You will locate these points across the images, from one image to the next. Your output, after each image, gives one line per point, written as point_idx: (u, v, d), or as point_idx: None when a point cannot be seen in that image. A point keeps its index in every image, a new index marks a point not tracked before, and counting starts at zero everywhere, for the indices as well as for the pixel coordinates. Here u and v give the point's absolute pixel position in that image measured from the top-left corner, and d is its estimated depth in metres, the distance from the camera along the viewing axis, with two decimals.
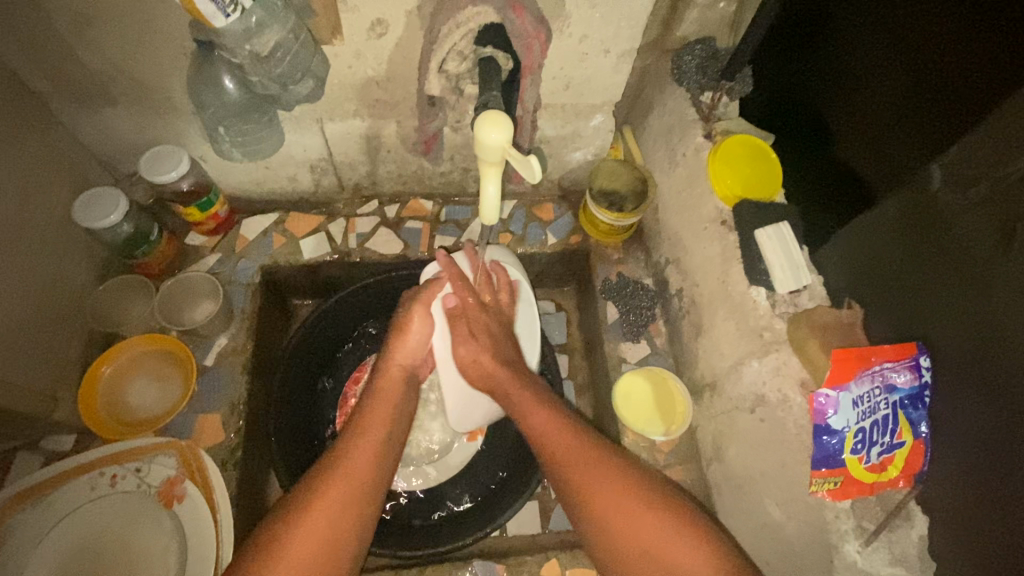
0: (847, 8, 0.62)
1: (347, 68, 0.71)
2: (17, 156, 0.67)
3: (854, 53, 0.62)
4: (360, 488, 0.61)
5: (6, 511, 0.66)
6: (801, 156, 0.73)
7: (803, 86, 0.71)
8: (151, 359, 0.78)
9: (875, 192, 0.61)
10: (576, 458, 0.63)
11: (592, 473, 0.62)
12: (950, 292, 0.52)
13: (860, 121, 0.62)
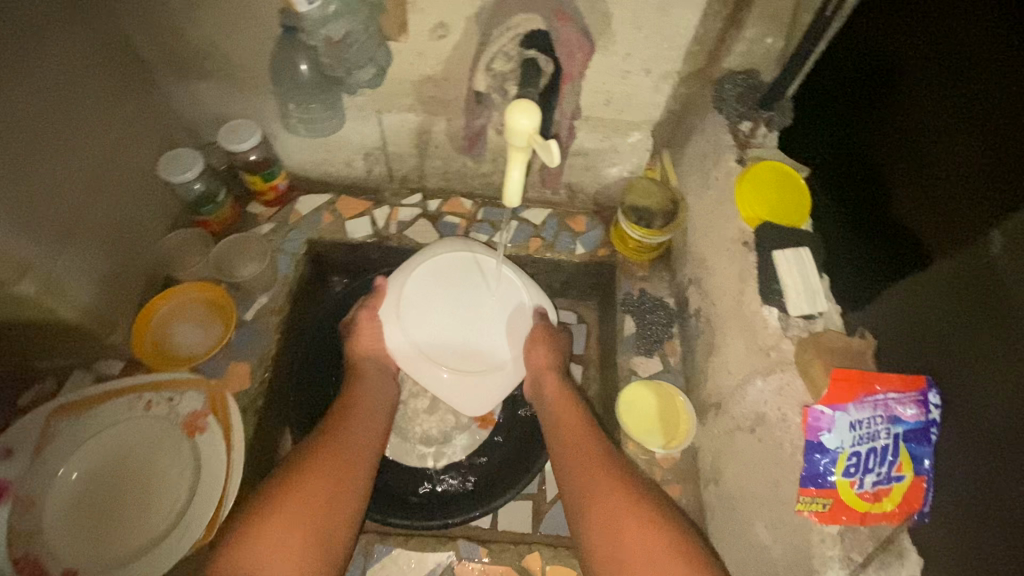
0: (909, 61, 0.59)
1: (408, 64, 0.79)
2: (121, 112, 0.78)
3: (914, 107, 0.58)
4: (321, 513, 0.62)
5: (54, 418, 0.74)
6: (841, 198, 0.71)
7: (858, 137, 0.67)
8: (200, 306, 0.87)
9: (929, 252, 0.55)
10: (602, 477, 0.68)
11: (615, 492, 0.65)
12: (1010, 368, 0.45)
13: (911, 176, 0.58)
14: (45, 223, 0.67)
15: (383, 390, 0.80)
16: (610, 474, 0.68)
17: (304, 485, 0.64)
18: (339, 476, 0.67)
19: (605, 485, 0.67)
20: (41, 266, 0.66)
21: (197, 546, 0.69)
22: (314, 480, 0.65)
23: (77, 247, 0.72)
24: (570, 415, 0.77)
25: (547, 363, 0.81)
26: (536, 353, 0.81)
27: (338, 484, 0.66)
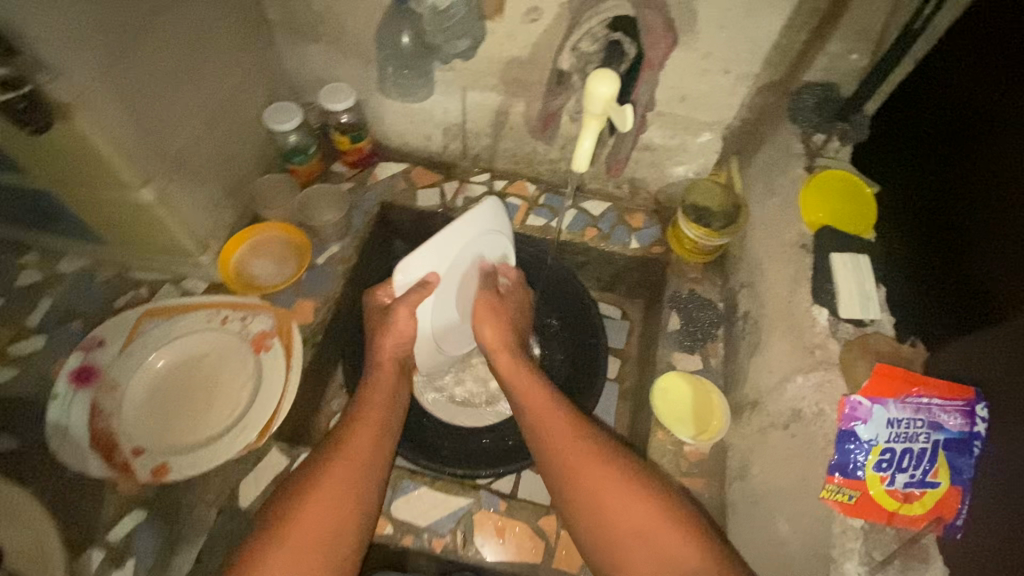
0: (1004, 108, 0.56)
1: (499, 45, 0.85)
2: (243, 61, 0.88)
3: (1003, 156, 0.56)
4: (326, 539, 0.59)
5: (144, 319, 0.84)
6: (920, 249, 0.67)
7: (939, 177, 0.66)
8: (283, 244, 0.95)
9: (995, 293, 0.54)
10: (599, 482, 0.64)
11: (619, 500, 0.62)
12: None
13: (1003, 233, 0.55)
14: (169, 143, 0.76)
15: (388, 383, 0.75)
16: (613, 479, 0.64)
17: (308, 510, 0.60)
18: (346, 493, 0.63)
19: (607, 498, 0.63)
20: (159, 178, 0.75)
21: (247, 448, 0.76)
22: (317, 500, 0.61)
23: (189, 169, 0.82)
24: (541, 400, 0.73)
25: (497, 342, 0.81)
26: (485, 328, 0.82)
27: (345, 505, 0.62)
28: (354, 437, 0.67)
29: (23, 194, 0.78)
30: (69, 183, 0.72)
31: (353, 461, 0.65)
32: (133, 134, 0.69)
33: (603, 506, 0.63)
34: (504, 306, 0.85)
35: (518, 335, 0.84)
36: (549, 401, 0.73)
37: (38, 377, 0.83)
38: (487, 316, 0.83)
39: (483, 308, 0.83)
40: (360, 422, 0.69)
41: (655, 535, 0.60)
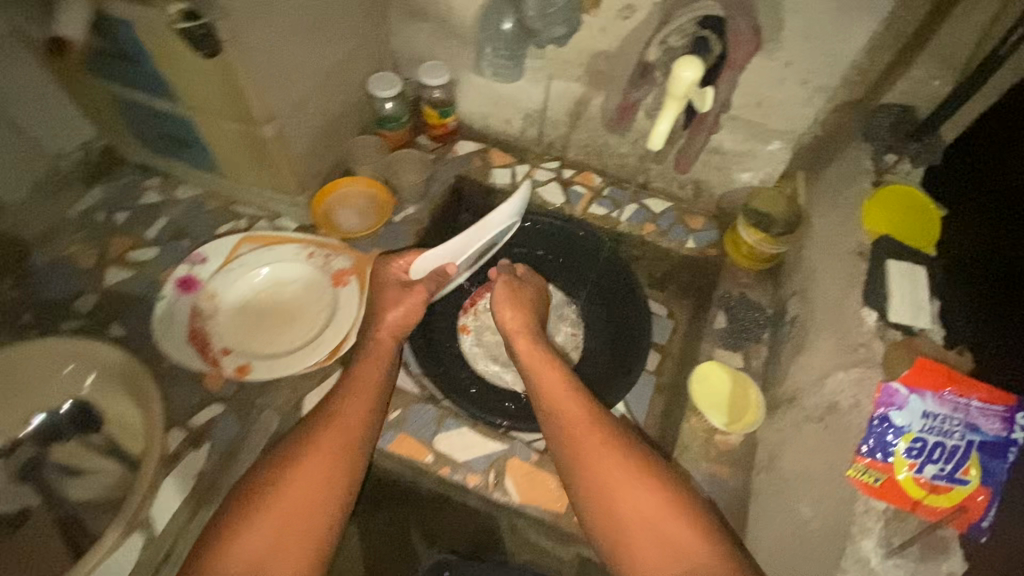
0: None
1: (590, 38, 0.92)
2: (360, 30, 0.99)
3: None
4: (307, 514, 0.67)
5: (241, 245, 0.95)
6: (972, 293, 0.68)
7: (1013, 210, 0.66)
8: (368, 199, 1.05)
9: None
10: (607, 461, 0.72)
11: (624, 483, 0.70)
12: None
13: None
14: (292, 90, 0.87)
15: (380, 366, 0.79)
16: (619, 474, 0.71)
17: (286, 497, 0.67)
18: (329, 479, 0.70)
19: (610, 478, 0.71)
20: (279, 117, 0.86)
21: (316, 365, 0.86)
22: (302, 481, 0.69)
23: (303, 117, 0.92)
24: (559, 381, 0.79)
25: (516, 326, 0.86)
26: (506, 311, 0.88)
27: (329, 486, 0.70)
28: (342, 423, 0.73)
29: (167, 122, 0.91)
30: (210, 111, 0.84)
31: (338, 444, 0.72)
32: (266, 76, 0.80)
33: (609, 485, 0.71)
34: (519, 292, 0.90)
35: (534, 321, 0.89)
36: (564, 386, 0.79)
37: (152, 281, 0.96)
38: (506, 304, 0.88)
39: (502, 294, 0.89)
40: (350, 406, 0.75)
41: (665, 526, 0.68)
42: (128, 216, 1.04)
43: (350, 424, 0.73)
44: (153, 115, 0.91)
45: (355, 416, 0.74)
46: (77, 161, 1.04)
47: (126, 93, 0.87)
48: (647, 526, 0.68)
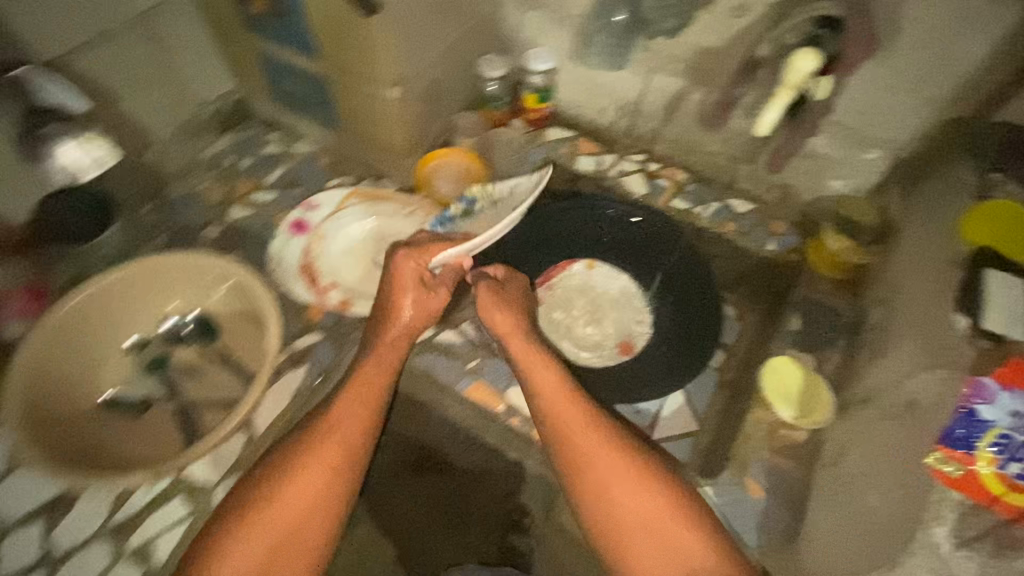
0: None
1: (699, 34, 0.96)
2: (480, 11, 1.07)
3: None
4: (307, 517, 0.70)
5: (347, 198, 1.04)
6: None
7: None
8: (463, 167, 1.11)
9: None
10: (604, 477, 0.74)
11: (625, 496, 0.72)
12: None
13: None
14: (417, 58, 0.96)
15: (381, 369, 0.81)
16: (620, 484, 0.73)
17: (285, 497, 0.70)
18: (327, 484, 0.72)
19: (613, 496, 0.73)
20: (406, 82, 0.96)
21: None
22: (297, 483, 0.71)
23: (422, 85, 1.01)
24: (550, 383, 0.81)
25: (507, 328, 0.86)
26: (495, 315, 0.88)
27: (331, 481, 0.72)
28: (338, 427, 0.75)
29: (302, 79, 1.02)
30: (345, 70, 0.94)
31: (334, 452, 0.74)
32: (403, 43, 0.90)
33: (611, 502, 0.73)
34: (507, 293, 0.91)
35: (527, 319, 0.89)
36: (558, 392, 0.80)
37: (268, 220, 1.07)
38: (495, 308, 0.88)
39: (485, 299, 0.89)
40: (346, 409, 0.77)
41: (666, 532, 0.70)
42: (251, 162, 1.15)
43: (342, 425, 0.76)
44: (291, 71, 1.02)
45: (352, 416, 0.77)
46: (214, 109, 1.17)
47: (273, 49, 0.99)
48: (649, 531, 0.71)
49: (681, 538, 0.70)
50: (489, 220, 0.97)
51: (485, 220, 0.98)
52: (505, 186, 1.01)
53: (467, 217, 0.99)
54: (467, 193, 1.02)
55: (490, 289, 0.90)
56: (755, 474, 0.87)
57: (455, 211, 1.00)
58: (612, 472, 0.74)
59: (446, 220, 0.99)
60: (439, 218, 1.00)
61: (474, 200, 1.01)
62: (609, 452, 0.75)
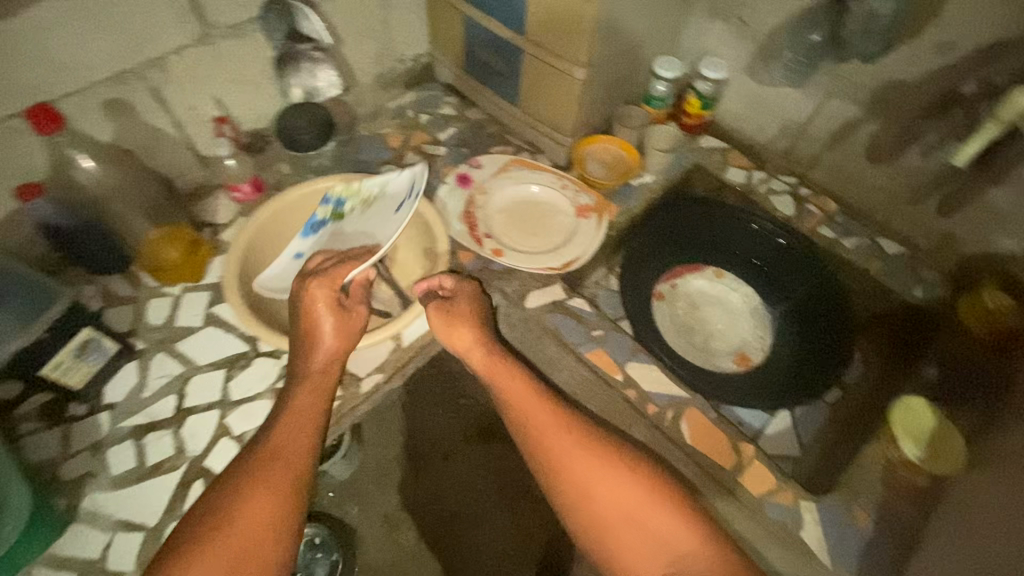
0: None
1: (892, 65, 0.96)
2: (672, 15, 1.14)
3: None
4: (281, 502, 0.68)
5: (508, 165, 1.15)
6: None
7: None
8: (616, 155, 1.17)
9: None
10: (583, 476, 0.74)
11: (603, 490, 0.72)
12: None
13: None
14: (611, 46, 1.03)
15: (322, 395, 0.80)
16: (601, 479, 0.73)
17: (260, 483, 0.68)
18: (284, 501, 0.68)
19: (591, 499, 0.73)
20: (594, 66, 1.03)
21: (551, 271, 1.03)
22: (266, 474, 0.69)
23: (607, 73, 1.09)
24: (519, 392, 0.83)
25: (467, 343, 0.89)
26: (455, 332, 0.90)
27: (299, 464, 0.71)
28: (282, 449, 0.72)
29: (497, 49, 1.13)
30: (543, 47, 1.04)
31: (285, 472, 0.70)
32: (604, 29, 0.97)
33: (588, 504, 0.73)
34: (454, 307, 0.91)
35: (482, 329, 0.90)
36: (530, 403, 0.81)
37: (436, 169, 1.19)
38: (447, 327, 0.90)
39: (438, 320, 0.90)
40: (297, 417, 0.76)
41: (646, 518, 0.71)
42: (428, 118, 1.28)
43: (294, 439, 0.74)
44: (490, 41, 1.14)
45: (299, 431, 0.75)
46: (408, 66, 1.31)
47: (480, 19, 1.10)
48: (631, 523, 0.71)
49: (659, 521, 0.70)
50: (360, 229, 0.96)
51: (355, 226, 0.97)
52: (373, 184, 0.98)
53: (338, 220, 0.98)
54: (332, 192, 0.99)
55: (439, 312, 0.91)
56: (867, 505, 0.86)
57: (324, 214, 0.98)
58: (586, 467, 0.74)
59: (316, 223, 0.98)
60: (309, 224, 0.98)
61: (343, 199, 0.99)
62: (583, 451, 0.75)
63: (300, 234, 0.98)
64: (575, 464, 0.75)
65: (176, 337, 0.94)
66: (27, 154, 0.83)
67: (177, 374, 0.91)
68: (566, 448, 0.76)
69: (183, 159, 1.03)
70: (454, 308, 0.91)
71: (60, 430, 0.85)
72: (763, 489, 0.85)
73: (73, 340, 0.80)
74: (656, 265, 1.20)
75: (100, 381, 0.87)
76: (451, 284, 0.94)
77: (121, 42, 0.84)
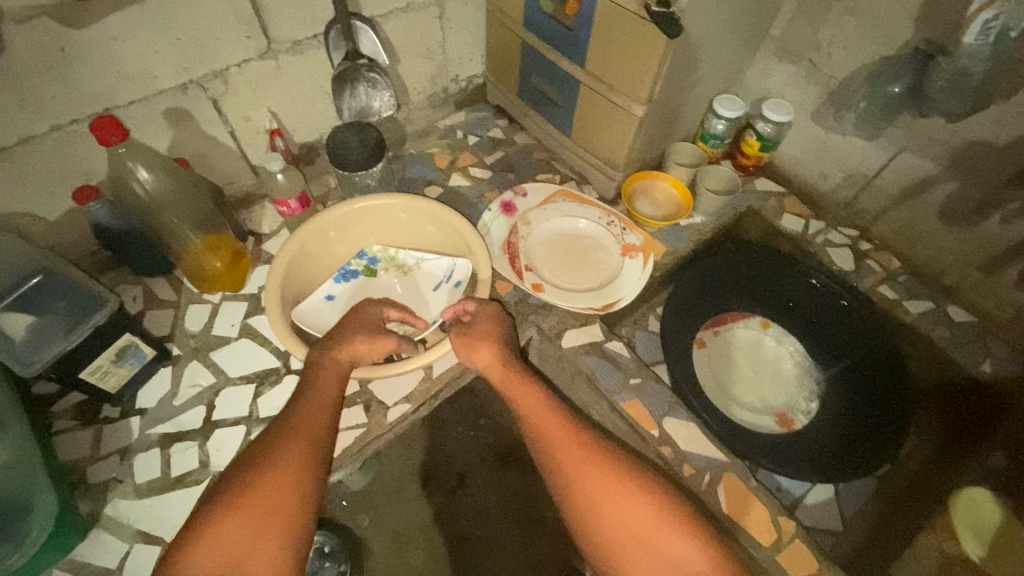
0: None
1: (978, 125, 0.90)
2: (737, 55, 1.10)
3: None
4: (291, 496, 0.66)
5: (552, 195, 1.12)
6: None
7: None
8: (667, 195, 1.13)
9: None
10: (596, 492, 0.71)
11: (614, 507, 0.70)
12: None
13: None
14: (673, 85, 1.00)
15: (334, 386, 0.79)
16: (611, 493, 0.71)
17: (268, 477, 0.66)
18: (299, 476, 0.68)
19: (604, 518, 0.70)
20: (653, 103, 0.98)
21: (591, 311, 0.99)
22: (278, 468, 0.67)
23: (666, 111, 1.05)
24: (536, 406, 0.81)
25: (485, 362, 0.86)
26: (474, 352, 0.87)
27: (306, 459, 0.70)
28: (299, 424, 0.73)
29: (553, 79, 1.11)
30: (604, 80, 1.01)
31: (301, 446, 0.71)
32: (668, 69, 0.93)
33: (597, 521, 0.70)
34: (477, 328, 0.89)
35: (503, 346, 0.88)
36: (546, 411, 0.80)
37: (480, 193, 1.17)
38: (468, 350, 0.87)
39: (459, 343, 0.88)
40: (309, 410, 0.76)
41: (653, 539, 0.68)
42: (476, 140, 1.26)
43: (305, 419, 0.74)
44: (546, 69, 1.11)
45: (313, 414, 0.75)
46: (460, 86, 1.30)
47: (539, 46, 1.08)
48: (636, 544, 0.68)
49: (669, 544, 0.67)
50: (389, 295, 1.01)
51: (384, 289, 1.02)
52: (411, 256, 1.04)
53: (369, 276, 1.02)
54: (369, 249, 1.04)
55: (461, 333, 0.89)
56: None
57: (357, 266, 1.02)
58: (597, 478, 0.72)
59: (348, 272, 1.01)
60: (342, 270, 1.01)
61: (378, 259, 1.04)
62: (594, 463, 0.73)
63: (333, 278, 1.00)
64: (587, 474, 0.72)
65: (210, 346, 0.94)
66: (90, 157, 0.86)
67: (208, 384, 0.91)
68: (576, 458, 0.74)
69: (234, 167, 1.05)
70: (477, 328, 0.89)
71: (92, 431, 0.86)
72: (803, 572, 0.80)
73: (112, 346, 0.81)
74: (699, 310, 1.15)
75: (135, 385, 0.88)
76: (475, 305, 0.91)
77: (188, 54, 0.85)
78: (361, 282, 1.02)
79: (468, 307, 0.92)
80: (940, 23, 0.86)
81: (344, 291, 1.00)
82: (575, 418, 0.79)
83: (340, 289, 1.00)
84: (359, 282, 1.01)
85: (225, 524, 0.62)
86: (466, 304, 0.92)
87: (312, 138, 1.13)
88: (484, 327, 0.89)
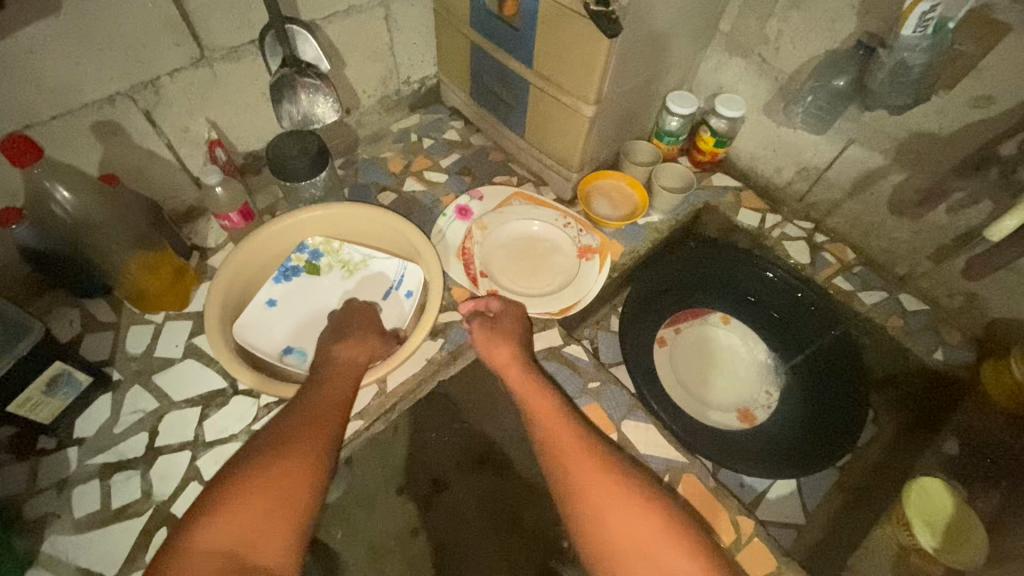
0: None
1: (922, 116, 0.90)
2: (687, 51, 1.09)
3: None
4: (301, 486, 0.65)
5: (508, 198, 1.10)
6: None
7: None
8: (623, 194, 1.12)
9: None
10: (604, 495, 0.70)
11: (620, 516, 0.68)
12: None
13: None
14: (624, 84, 0.98)
15: (346, 383, 0.78)
16: (621, 502, 0.69)
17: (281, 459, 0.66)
18: (308, 472, 0.66)
19: (613, 533, 0.67)
20: (603, 101, 0.97)
21: (547, 316, 0.97)
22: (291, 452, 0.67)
23: (617, 110, 1.04)
24: (548, 412, 0.80)
25: (504, 360, 0.86)
26: (494, 347, 0.88)
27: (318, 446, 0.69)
28: (313, 413, 0.72)
29: (503, 80, 1.09)
30: (552, 80, 0.99)
31: (313, 438, 0.69)
32: (615, 68, 0.92)
33: (601, 531, 0.68)
34: (500, 324, 0.90)
35: (520, 346, 0.88)
36: (555, 415, 0.79)
37: (435, 198, 1.14)
38: (489, 343, 0.88)
39: (481, 335, 0.89)
40: (322, 401, 0.75)
41: (657, 552, 0.66)
42: (431, 143, 1.24)
43: (318, 411, 0.73)
44: (496, 70, 1.09)
45: (328, 404, 0.74)
46: (413, 88, 1.27)
47: (487, 47, 1.06)
48: (641, 558, 0.65)
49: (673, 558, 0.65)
50: (333, 292, 0.96)
51: (328, 286, 0.97)
52: (357, 252, 0.99)
53: (310, 272, 0.97)
54: (310, 242, 0.99)
55: (483, 326, 0.90)
56: None
57: (298, 261, 0.97)
58: (603, 487, 0.71)
59: (289, 269, 0.96)
60: (282, 268, 0.96)
61: (321, 253, 0.99)
62: (602, 471, 0.72)
63: (272, 277, 0.95)
64: (595, 476, 0.72)
65: (153, 369, 0.90)
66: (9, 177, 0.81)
67: (151, 410, 0.87)
68: (582, 468, 0.73)
69: (174, 180, 1.00)
70: (499, 324, 0.90)
71: (27, 465, 0.82)
72: (763, 571, 0.80)
73: (42, 375, 0.76)
74: (660, 309, 1.15)
75: (71, 414, 0.84)
76: (498, 303, 0.93)
77: (113, 65, 0.81)
78: (304, 279, 0.96)
79: (491, 307, 0.94)
80: (881, 15, 0.87)
81: (286, 291, 0.95)
82: (586, 427, 0.79)
83: (282, 287, 0.95)
84: (302, 279, 0.96)
85: (238, 505, 0.62)
86: (488, 299, 0.94)
87: (257, 147, 1.09)
88: (501, 322, 0.91)
